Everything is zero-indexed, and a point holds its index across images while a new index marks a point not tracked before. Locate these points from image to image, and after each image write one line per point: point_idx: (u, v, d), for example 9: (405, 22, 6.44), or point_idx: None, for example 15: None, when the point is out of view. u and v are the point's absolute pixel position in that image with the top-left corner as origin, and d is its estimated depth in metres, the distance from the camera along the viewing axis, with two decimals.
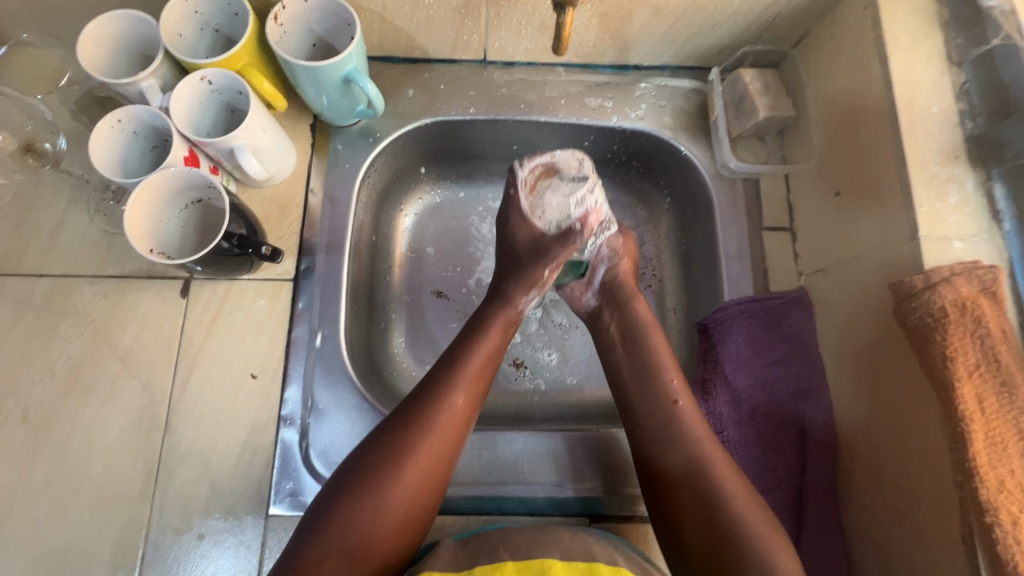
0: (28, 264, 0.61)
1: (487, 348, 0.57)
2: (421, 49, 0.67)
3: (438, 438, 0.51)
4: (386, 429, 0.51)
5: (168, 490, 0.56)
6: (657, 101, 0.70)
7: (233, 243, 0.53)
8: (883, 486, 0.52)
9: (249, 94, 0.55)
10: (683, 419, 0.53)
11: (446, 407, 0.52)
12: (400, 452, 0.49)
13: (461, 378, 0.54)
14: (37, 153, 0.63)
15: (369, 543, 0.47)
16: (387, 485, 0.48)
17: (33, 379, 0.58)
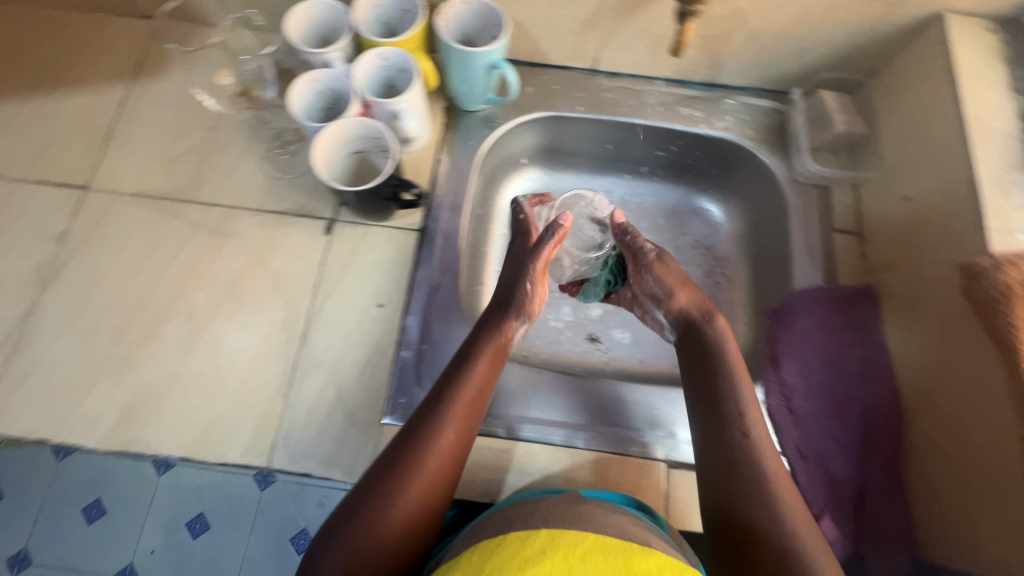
0: (206, 194, 0.73)
1: (481, 371, 0.58)
2: (542, 54, 0.79)
3: (434, 460, 0.51)
4: (389, 454, 0.52)
5: (299, 391, 0.64)
6: (740, 116, 0.80)
7: (393, 183, 0.65)
8: (946, 453, 0.57)
9: (413, 69, 0.67)
10: (749, 458, 0.54)
11: (442, 432, 0.53)
12: (396, 479, 0.50)
13: (455, 403, 0.55)
14: (251, 98, 0.77)
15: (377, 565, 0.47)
16: (387, 508, 0.49)
17: (200, 286, 0.68)
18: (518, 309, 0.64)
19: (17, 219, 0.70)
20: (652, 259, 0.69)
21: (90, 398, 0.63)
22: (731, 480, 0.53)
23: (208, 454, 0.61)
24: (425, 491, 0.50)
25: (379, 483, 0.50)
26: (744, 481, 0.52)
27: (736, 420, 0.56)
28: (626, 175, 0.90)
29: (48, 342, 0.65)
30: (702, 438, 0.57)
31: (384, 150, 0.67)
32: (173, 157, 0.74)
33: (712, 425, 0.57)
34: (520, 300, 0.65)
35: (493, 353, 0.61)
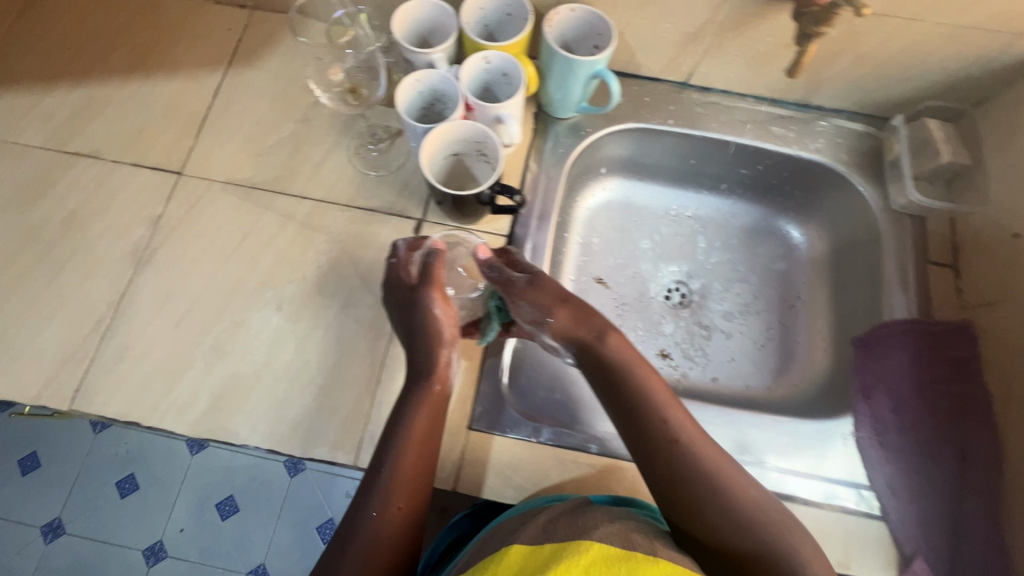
0: (297, 186, 0.73)
1: (430, 408, 0.57)
2: (637, 65, 0.79)
3: (389, 511, 0.53)
4: (351, 524, 0.52)
5: (387, 391, 0.64)
6: (834, 139, 0.79)
7: (495, 189, 0.64)
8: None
9: (517, 75, 0.67)
10: (691, 463, 0.52)
11: (397, 489, 0.53)
12: (360, 549, 0.51)
13: (403, 457, 0.54)
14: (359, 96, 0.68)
15: None
16: (359, 570, 0.50)
17: (290, 278, 0.68)
18: (442, 336, 0.61)
19: (113, 199, 0.71)
20: (521, 285, 0.62)
21: (180, 382, 0.63)
22: (675, 489, 0.51)
23: (294, 448, 0.62)
24: (394, 547, 0.52)
25: (348, 552, 0.51)
26: (687, 487, 0.51)
27: (661, 432, 0.54)
28: (705, 191, 0.89)
29: (141, 324, 0.66)
30: (633, 449, 0.55)
31: (484, 155, 0.67)
32: (265, 147, 0.75)
33: (637, 437, 0.55)
34: (430, 328, 0.61)
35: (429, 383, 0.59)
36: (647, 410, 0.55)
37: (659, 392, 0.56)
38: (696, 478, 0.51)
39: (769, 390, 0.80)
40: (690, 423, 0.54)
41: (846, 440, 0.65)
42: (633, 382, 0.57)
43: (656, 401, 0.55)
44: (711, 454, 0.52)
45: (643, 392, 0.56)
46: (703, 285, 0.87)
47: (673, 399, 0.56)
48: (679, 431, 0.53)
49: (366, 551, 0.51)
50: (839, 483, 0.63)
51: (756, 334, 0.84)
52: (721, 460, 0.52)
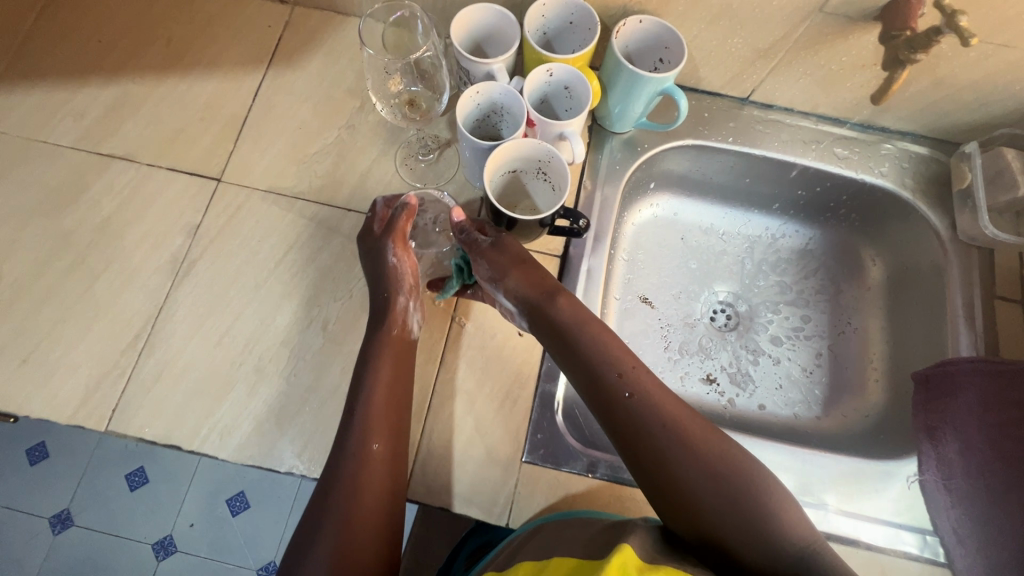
0: (342, 197, 0.70)
1: (394, 349, 0.59)
2: (698, 79, 0.75)
3: (370, 456, 0.53)
4: (331, 474, 0.52)
5: (438, 418, 0.62)
6: (899, 163, 0.76)
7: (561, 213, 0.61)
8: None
9: (582, 90, 0.63)
10: (646, 415, 0.51)
11: (372, 429, 0.54)
12: (345, 491, 0.51)
13: (373, 398, 0.55)
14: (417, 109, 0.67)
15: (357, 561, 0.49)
16: (350, 510, 0.50)
17: (335, 296, 0.65)
18: (397, 286, 0.62)
19: (151, 206, 0.68)
20: (485, 246, 0.63)
21: (223, 405, 0.61)
22: (638, 441, 0.51)
23: None
24: (383, 489, 0.52)
25: (335, 499, 0.51)
26: (654, 440, 0.50)
27: (614, 383, 0.53)
28: (756, 211, 0.86)
29: (181, 340, 0.63)
30: (590, 405, 0.54)
31: (545, 174, 0.64)
32: (309, 154, 0.71)
33: (591, 392, 0.54)
34: (390, 279, 0.62)
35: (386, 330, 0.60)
36: (602, 365, 0.54)
37: (614, 345, 0.56)
38: (650, 427, 0.51)
39: (819, 420, 0.78)
40: (644, 375, 0.54)
41: (910, 483, 0.64)
42: (588, 336, 0.56)
43: (610, 353, 0.55)
44: (665, 401, 0.52)
45: (595, 344, 0.55)
46: (750, 305, 0.85)
47: (625, 351, 0.55)
48: (632, 382, 0.53)
49: (350, 492, 0.51)
50: (903, 528, 0.61)
51: (805, 361, 0.82)
52: (670, 409, 0.52)
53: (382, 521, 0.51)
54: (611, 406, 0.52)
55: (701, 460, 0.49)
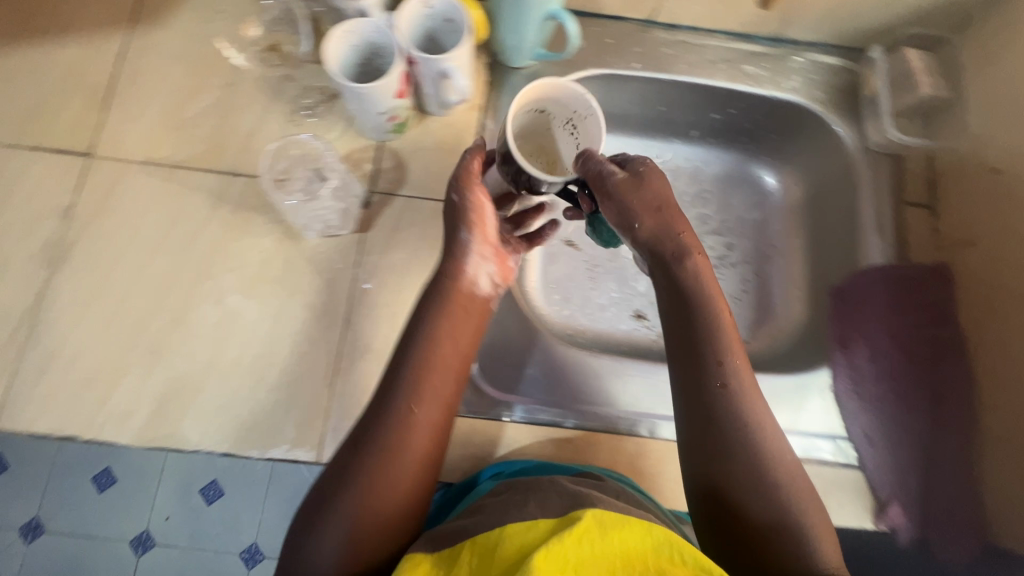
0: (229, 162, 0.65)
1: (461, 313, 0.51)
2: (597, 3, 0.71)
3: (417, 436, 0.46)
4: (340, 459, 0.45)
5: (346, 381, 0.60)
6: (809, 76, 0.74)
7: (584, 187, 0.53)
8: (1013, 426, 0.57)
9: (462, 19, 0.59)
10: (745, 413, 0.47)
11: (412, 415, 0.46)
12: (350, 489, 0.43)
13: (428, 381, 0.47)
14: (281, 54, 0.69)
15: (364, 533, 0.43)
16: (362, 496, 0.43)
17: (228, 267, 0.62)
18: (473, 244, 0.52)
19: (15, 191, 0.63)
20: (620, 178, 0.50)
21: (118, 391, 0.58)
22: (732, 448, 0.46)
23: (254, 448, 0.58)
24: (407, 485, 0.45)
25: (333, 490, 0.44)
26: (740, 441, 0.46)
27: (712, 346, 0.48)
28: (675, 140, 0.83)
29: (66, 328, 0.59)
30: (679, 391, 0.49)
31: (575, 128, 0.54)
32: (185, 119, 0.66)
33: (686, 379, 0.49)
34: (459, 247, 0.53)
35: (464, 305, 0.52)
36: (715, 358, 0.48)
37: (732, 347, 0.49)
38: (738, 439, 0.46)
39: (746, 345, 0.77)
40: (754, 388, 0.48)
41: (825, 395, 0.64)
42: (697, 310, 0.49)
43: (728, 351, 0.48)
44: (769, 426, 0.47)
45: (713, 337, 0.48)
46: None
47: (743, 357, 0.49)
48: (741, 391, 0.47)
49: (354, 488, 0.43)
50: (818, 436, 0.62)
51: (732, 288, 0.80)
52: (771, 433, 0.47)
53: (402, 520, 0.45)
54: (715, 391, 0.47)
55: (774, 490, 0.44)
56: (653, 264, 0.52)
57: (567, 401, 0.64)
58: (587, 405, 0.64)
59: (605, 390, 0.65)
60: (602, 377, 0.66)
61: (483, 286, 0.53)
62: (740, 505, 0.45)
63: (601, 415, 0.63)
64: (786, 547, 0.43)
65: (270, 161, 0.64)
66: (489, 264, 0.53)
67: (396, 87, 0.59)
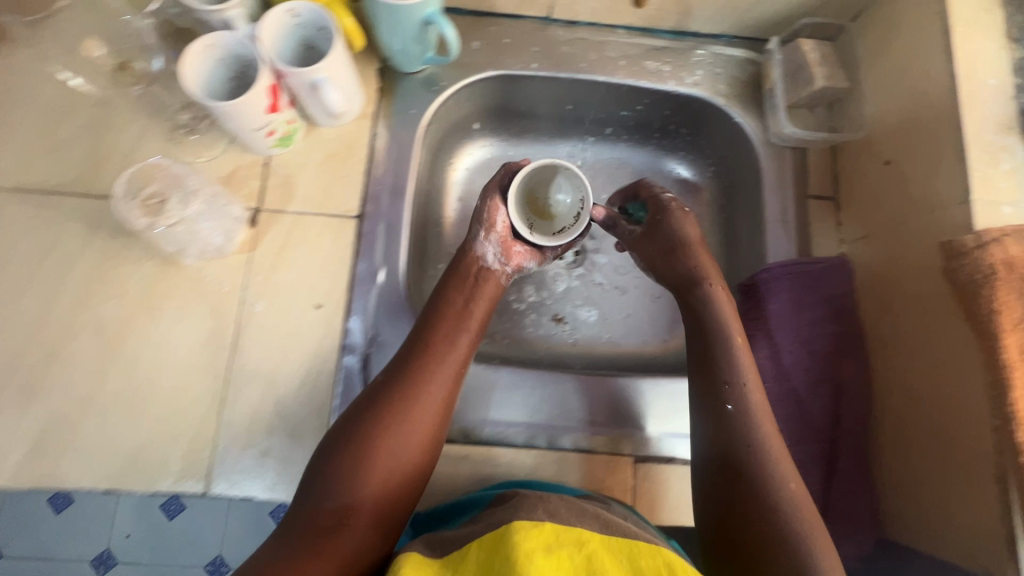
0: (105, 185, 0.62)
1: (480, 305, 0.61)
2: (489, 2, 0.69)
3: (437, 390, 0.55)
4: (360, 407, 0.53)
5: (234, 408, 0.58)
6: (712, 68, 0.72)
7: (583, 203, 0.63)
8: (906, 422, 0.57)
9: (332, 27, 0.56)
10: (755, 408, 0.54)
11: (430, 376, 0.55)
12: (369, 432, 0.51)
13: (448, 353, 0.57)
14: (133, 72, 0.66)
15: (384, 470, 0.51)
16: (390, 441, 0.51)
17: (107, 296, 0.60)
18: (488, 237, 0.63)
19: None
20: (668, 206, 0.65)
21: None
22: (744, 435, 0.52)
23: (137, 484, 0.56)
24: (421, 439, 0.52)
25: (352, 435, 0.51)
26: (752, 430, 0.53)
27: (722, 343, 0.57)
28: (589, 138, 0.81)
29: None
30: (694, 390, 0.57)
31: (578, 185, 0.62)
32: (58, 141, 0.63)
33: (703, 380, 0.57)
34: (460, 261, 0.63)
35: (473, 285, 0.62)
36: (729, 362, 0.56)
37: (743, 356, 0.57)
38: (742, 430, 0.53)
39: (664, 344, 0.78)
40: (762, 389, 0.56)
41: None
42: (713, 316, 0.59)
43: (737, 355, 0.57)
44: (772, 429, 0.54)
45: (729, 344, 0.57)
46: (597, 237, 0.83)
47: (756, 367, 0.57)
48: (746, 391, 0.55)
49: (372, 435, 0.51)
50: None
51: (651, 287, 0.81)
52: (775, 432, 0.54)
53: (409, 470, 0.52)
54: (736, 388, 0.55)
55: (767, 475, 0.50)
56: (671, 271, 0.63)
57: (466, 416, 0.62)
58: (523, 422, 0.62)
59: (501, 403, 0.62)
60: (498, 390, 0.63)
61: (490, 261, 0.64)
62: (749, 483, 0.50)
63: (498, 429, 0.61)
64: (763, 515, 0.48)
65: (115, 197, 0.56)
66: (495, 245, 0.64)
67: (265, 102, 0.57)
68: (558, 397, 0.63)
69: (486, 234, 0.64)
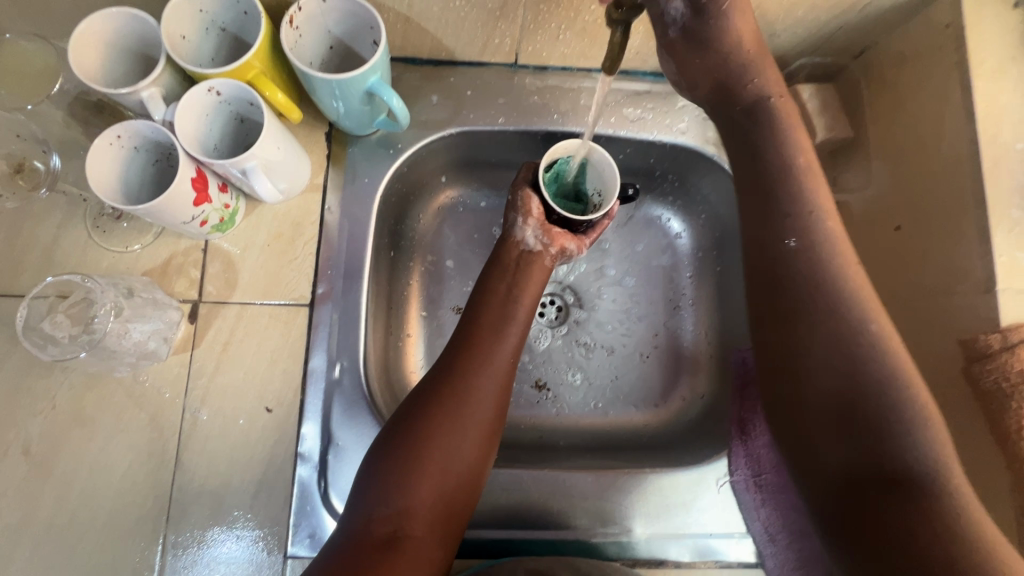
0: (21, 285, 0.55)
1: (531, 292, 0.58)
2: (447, 51, 0.61)
3: (493, 385, 0.51)
4: (410, 406, 0.49)
5: (181, 528, 0.53)
6: (699, 113, 0.65)
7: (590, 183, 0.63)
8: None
9: (261, 106, 0.50)
10: (811, 261, 0.46)
11: (483, 373, 0.51)
12: (422, 432, 0.47)
13: (497, 347, 0.53)
14: (29, 174, 0.56)
15: (446, 469, 0.47)
16: (451, 438, 0.48)
17: (32, 412, 0.54)
18: (529, 223, 0.59)
19: None
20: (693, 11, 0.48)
21: None
22: (798, 318, 0.46)
23: None
24: (476, 440, 0.49)
25: (402, 438, 0.47)
26: (810, 300, 0.45)
27: (795, 202, 0.48)
28: None
29: None
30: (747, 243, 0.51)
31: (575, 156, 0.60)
32: None
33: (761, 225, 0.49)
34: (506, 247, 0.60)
35: (515, 272, 0.58)
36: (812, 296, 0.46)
37: (846, 273, 0.46)
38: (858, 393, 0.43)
39: (655, 413, 0.70)
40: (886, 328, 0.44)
41: (720, 487, 0.58)
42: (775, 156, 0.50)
43: (820, 231, 0.47)
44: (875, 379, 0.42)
45: (798, 194, 0.49)
46: (580, 291, 0.75)
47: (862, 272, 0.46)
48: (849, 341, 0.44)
49: (427, 435, 0.47)
50: (713, 537, 0.57)
51: (641, 344, 0.73)
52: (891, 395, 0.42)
53: (463, 475, 0.48)
54: (806, 226, 0.47)
55: (862, 368, 0.42)
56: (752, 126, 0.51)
57: None
58: (498, 527, 0.56)
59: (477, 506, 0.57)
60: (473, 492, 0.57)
61: (532, 245, 0.59)
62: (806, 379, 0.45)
63: (471, 537, 0.56)
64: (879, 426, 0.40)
65: (31, 302, 0.51)
66: (536, 229, 0.59)
67: (192, 195, 0.50)
68: (535, 498, 0.57)
69: (522, 220, 0.59)
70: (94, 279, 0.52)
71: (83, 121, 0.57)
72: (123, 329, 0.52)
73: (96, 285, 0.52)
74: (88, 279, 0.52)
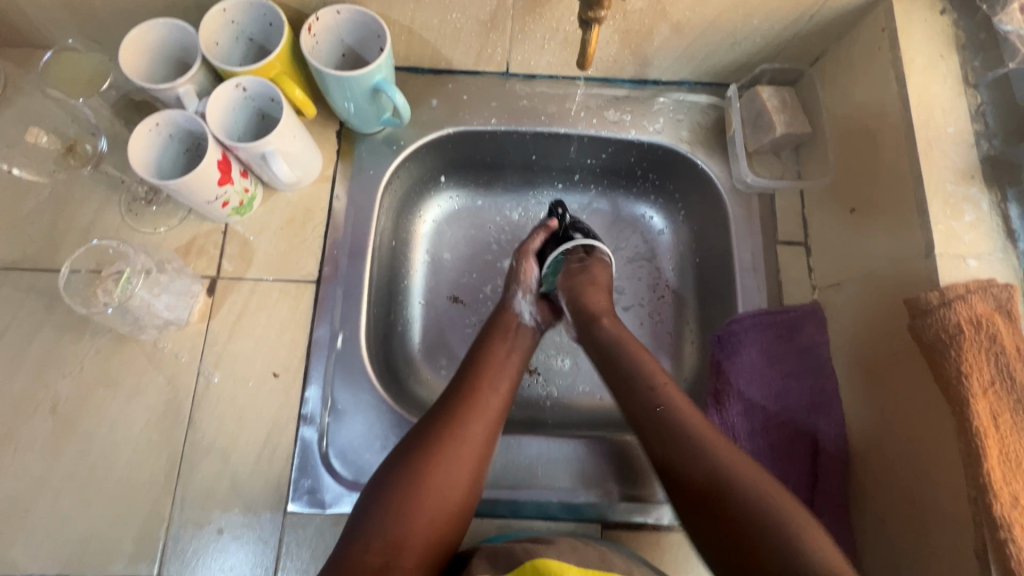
0: (62, 258, 0.61)
1: (520, 350, 0.64)
2: (446, 60, 0.69)
3: (481, 428, 0.55)
4: (406, 445, 0.53)
5: (189, 484, 0.57)
6: (674, 116, 0.72)
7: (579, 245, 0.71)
8: (885, 485, 0.53)
9: (281, 100, 0.57)
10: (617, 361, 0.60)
11: (472, 420, 0.55)
12: (416, 472, 0.51)
13: (490, 397, 0.58)
14: (79, 155, 0.64)
15: (437, 506, 0.50)
16: (443, 477, 0.51)
17: (62, 373, 0.59)
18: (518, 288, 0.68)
19: None
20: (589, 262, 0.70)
21: None
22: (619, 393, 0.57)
23: (87, 570, 0.54)
24: (463, 481, 0.52)
25: (397, 474, 0.51)
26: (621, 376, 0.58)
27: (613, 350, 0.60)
28: (559, 185, 0.80)
29: None
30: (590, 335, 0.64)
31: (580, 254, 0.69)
32: (16, 216, 0.62)
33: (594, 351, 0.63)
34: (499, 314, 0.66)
35: (513, 335, 0.64)
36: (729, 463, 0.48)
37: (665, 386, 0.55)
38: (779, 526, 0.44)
39: None
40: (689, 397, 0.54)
41: None
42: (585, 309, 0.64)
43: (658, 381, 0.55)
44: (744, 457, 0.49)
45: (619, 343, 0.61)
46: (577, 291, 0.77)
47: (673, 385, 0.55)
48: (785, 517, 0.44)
49: (421, 473, 0.51)
50: None
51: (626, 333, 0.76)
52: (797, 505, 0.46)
53: (453, 511, 0.51)
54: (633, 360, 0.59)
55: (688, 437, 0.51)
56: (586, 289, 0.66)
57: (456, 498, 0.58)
58: (488, 489, 0.59)
59: None
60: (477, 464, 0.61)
61: (527, 318, 0.67)
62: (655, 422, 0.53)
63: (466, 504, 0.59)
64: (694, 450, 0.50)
65: (72, 270, 0.59)
66: (530, 302, 0.68)
67: (217, 176, 0.56)
68: (520, 464, 0.61)
69: (521, 292, 0.68)
70: (133, 247, 0.59)
71: (126, 117, 0.65)
72: (156, 294, 0.58)
73: (133, 252, 0.59)
74: (126, 247, 0.59)
